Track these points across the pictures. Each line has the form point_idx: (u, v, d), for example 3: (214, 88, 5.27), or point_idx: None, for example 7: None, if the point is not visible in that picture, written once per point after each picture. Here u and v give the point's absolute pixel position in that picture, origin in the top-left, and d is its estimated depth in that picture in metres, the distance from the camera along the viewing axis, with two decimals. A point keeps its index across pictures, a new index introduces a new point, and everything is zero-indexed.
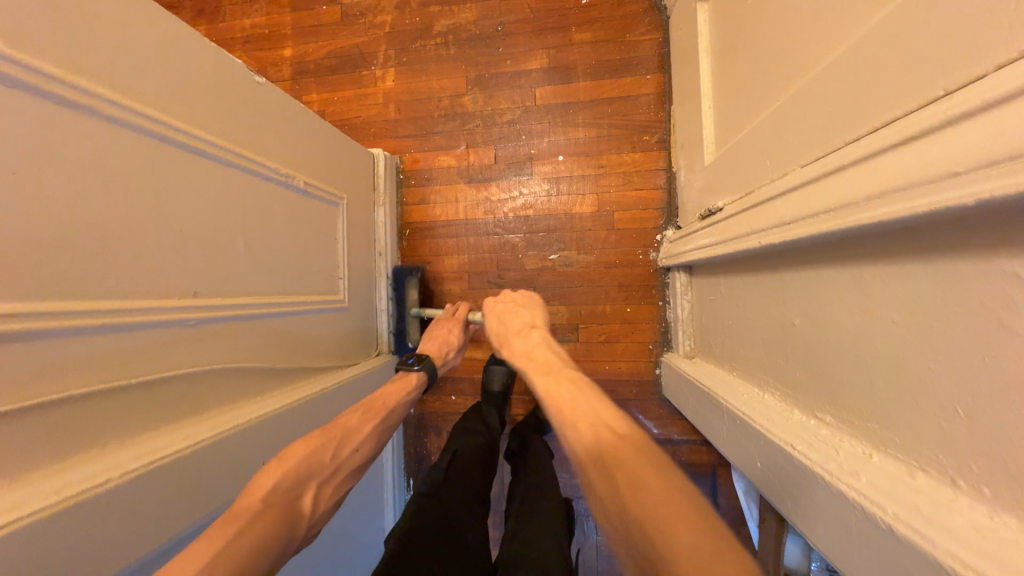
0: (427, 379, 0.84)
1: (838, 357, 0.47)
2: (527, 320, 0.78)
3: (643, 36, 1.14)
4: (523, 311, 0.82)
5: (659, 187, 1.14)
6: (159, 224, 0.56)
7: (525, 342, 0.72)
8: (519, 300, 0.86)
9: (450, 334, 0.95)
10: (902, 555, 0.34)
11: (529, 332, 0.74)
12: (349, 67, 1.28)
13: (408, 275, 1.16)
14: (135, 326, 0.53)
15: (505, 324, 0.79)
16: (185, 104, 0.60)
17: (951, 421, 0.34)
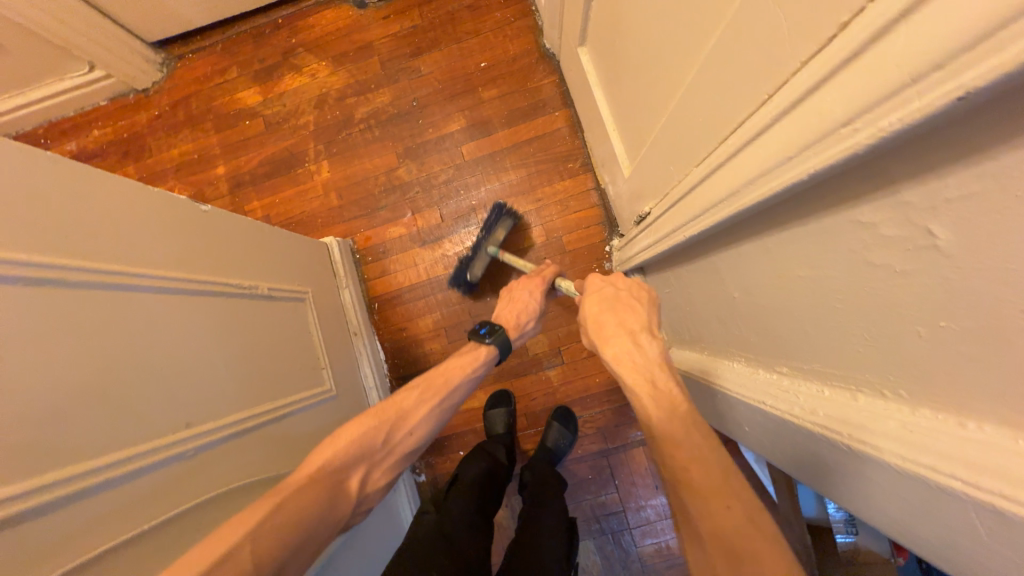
0: (499, 353, 0.84)
1: (776, 315, 0.54)
2: (645, 325, 0.65)
3: (542, 80, 1.28)
4: (639, 306, 0.68)
5: (595, 204, 1.24)
6: (138, 367, 0.57)
7: (641, 351, 0.62)
8: (633, 297, 0.70)
9: (529, 301, 0.92)
10: (866, 468, 0.40)
11: (637, 335, 0.64)
12: (283, 169, 1.35)
13: (504, 213, 1.17)
14: (133, 473, 0.53)
15: (616, 319, 0.67)
16: (138, 250, 0.63)
17: (863, 345, 0.40)
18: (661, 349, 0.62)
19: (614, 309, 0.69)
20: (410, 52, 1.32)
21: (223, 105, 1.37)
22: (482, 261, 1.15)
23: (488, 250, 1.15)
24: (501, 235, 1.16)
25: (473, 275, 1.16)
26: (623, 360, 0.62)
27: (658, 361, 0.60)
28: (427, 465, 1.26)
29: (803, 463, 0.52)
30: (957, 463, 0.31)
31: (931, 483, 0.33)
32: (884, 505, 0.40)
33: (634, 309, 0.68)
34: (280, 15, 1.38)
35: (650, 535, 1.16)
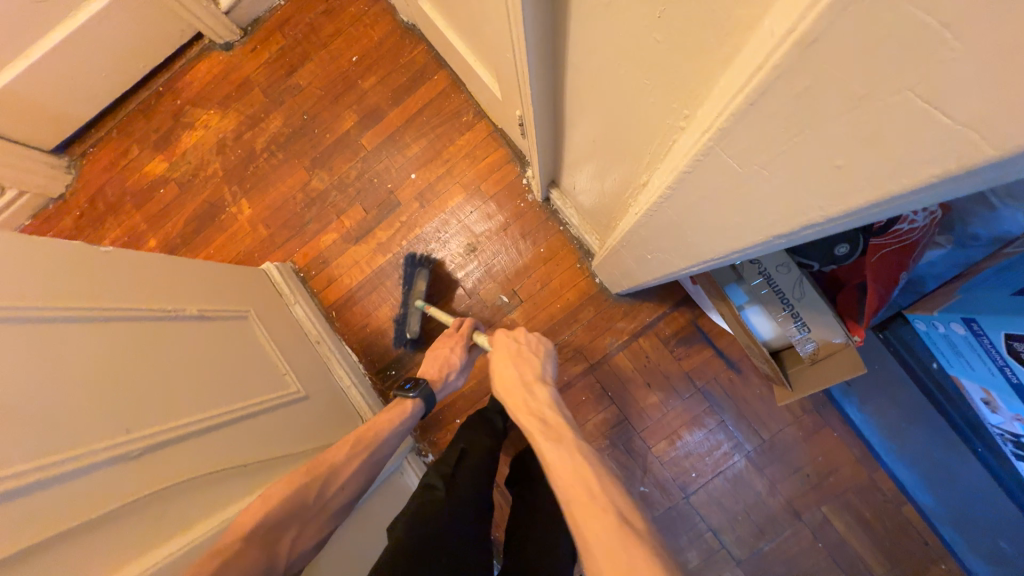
0: (425, 405, 0.86)
1: (619, 121, 0.56)
2: (537, 373, 0.77)
3: (412, 51, 1.32)
4: (530, 359, 0.80)
5: (500, 146, 1.28)
6: (71, 387, 0.60)
7: (534, 395, 0.72)
8: (532, 353, 0.82)
9: (451, 352, 0.95)
10: (684, 200, 0.41)
11: (530, 383, 0.75)
12: (209, 221, 1.38)
13: (416, 266, 1.21)
14: (79, 471, 0.55)
15: (514, 371, 0.78)
16: (53, 289, 0.65)
17: (651, 89, 0.43)
18: (550, 391, 0.73)
19: (514, 364, 0.79)
20: (286, 72, 1.37)
21: (135, 183, 1.42)
22: (413, 316, 1.18)
23: (414, 306, 1.19)
24: (420, 287, 1.19)
25: (412, 332, 1.19)
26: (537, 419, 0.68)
27: (547, 402, 0.71)
28: (428, 443, 1.27)
29: (682, 250, 0.53)
30: (704, 124, 0.33)
31: (697, 160, 0.34)
32: (715, 228, 0.41)
33: (529, 361, 0.80)
34: (159, 83, 1.43)
35: (660, 431, 1.15)
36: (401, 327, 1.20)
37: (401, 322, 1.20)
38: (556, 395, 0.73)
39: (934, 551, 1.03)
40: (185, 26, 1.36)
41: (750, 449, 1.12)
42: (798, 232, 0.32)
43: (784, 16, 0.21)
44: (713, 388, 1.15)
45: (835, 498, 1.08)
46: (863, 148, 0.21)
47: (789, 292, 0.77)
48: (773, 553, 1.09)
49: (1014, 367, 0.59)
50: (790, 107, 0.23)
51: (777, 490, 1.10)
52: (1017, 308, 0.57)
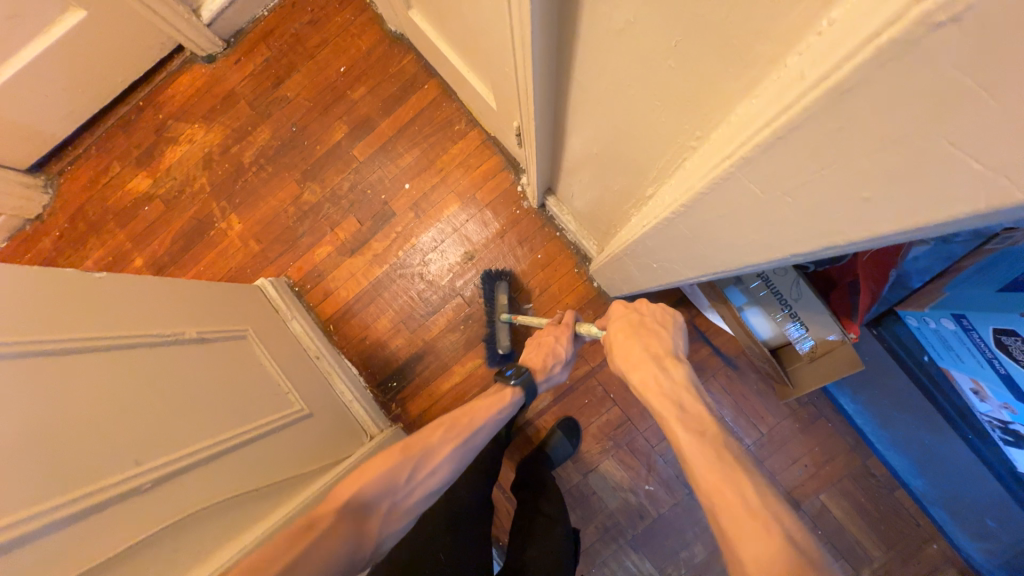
0: (527, 395, 0.78)
1: (624, 136, 0.57)
2: (668, 348, 0.64)
3: (402, 61, 1.32)
4: (656, 332, 0.67)
5: (494, 154, 1.28)
6: (82, 421, 0.59)
7: (666, 374, 0.60)
8: (660, 325, 0.68)
9: (557, 343, 0.87)
10: (698, 217, 0.43)
11: (663, 359, 0.62)
12: (198, 237, 1.35)
13: (495, 279, 1.22)
14: (98, 506, 0.56)
15: (642, 344, 0.65)
16: (53, 322, 0.63)
17: (661, 110, 0.44)
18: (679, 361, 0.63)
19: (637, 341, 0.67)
20: (272, 84, 1.35)
21: (117, 201, 1.37)
22: (504, 330, 1.17)
23: (503, 319, 1.18)
24: (503, 299, 1.19)
25: (505, 346, 1.18)
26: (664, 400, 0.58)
27: (683, 384, 0.58)
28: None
29: (690, 262, 0.54)
30: (721, 150, 0.34)
31: (715, 183, 0.36)
32: (729, 244, 0.42)
33: (655, 334, 0.67)
34: (139, 97, 1.39)
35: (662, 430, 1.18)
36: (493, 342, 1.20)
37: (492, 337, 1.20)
38: (694, 379, 0.60)
39: (926, 532, 1.08)
40: (164, 38, 1.32)
41: (750, 443, 1.15)
42: (817, 251, 0.34)
43: (818, 60, 0.22)
44: (713, 385, 1.18)
45: (832, 486, 1.12)
46: (890, 183, 0.23)
47: (786, 292, 0.80)
48: None
49: (1002, 359, 0.63)
50: (820, 142, 0.25)
51: (778, 481, 1.13)
52: (1004, 306, 0.60)
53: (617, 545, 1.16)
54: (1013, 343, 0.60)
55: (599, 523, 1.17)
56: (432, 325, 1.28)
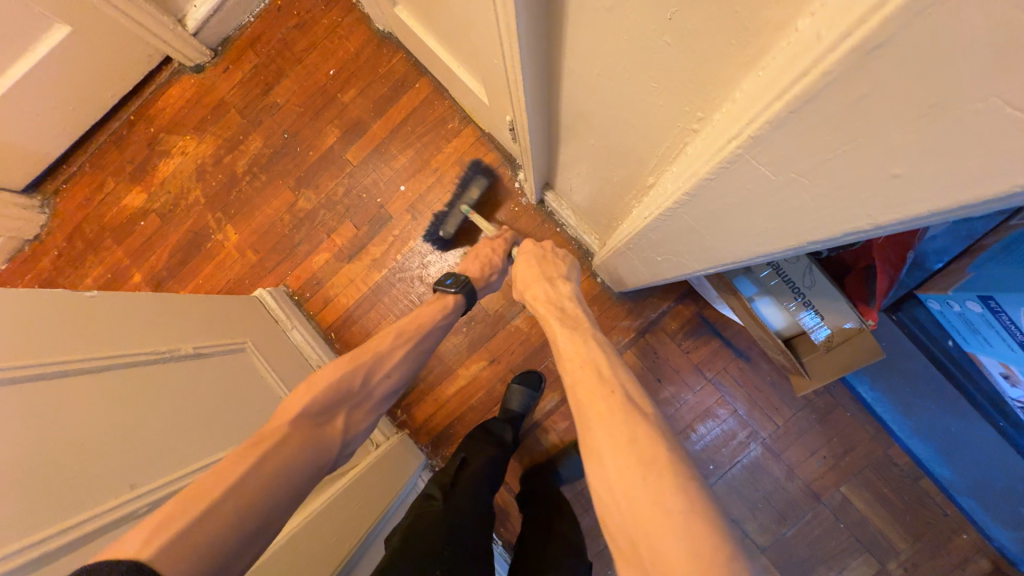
0: (465, 300, 0.88)
1: (622, 124, 0.54)
2: (560, 274, 0.81)
3: (391, 60, 1.29)
4: (554, 261, 0.83)
5: (489, 150, 1.25)
6: (77, 444, 0.57)
7: (554, 290, 0.77)
8: (558, 258, 0.85)
9: (494, 255, 0.96)
10: (703, 205, 0.40)
11: (554, 280, 0.79)
12: (195, 250, 1.34)
13: (476, 174, 1.21)
14: (96, 532, 0.53)
15: (539, 271, 0.80)
16: (44, 343, 0.62)
17: (660, 93, 0.41)
18: (570, 287, 0.77)
19: (537, 264, 0.83)
20: (261, 91, 1.33)
21: (114, 218, 1.36)
22: (455, 217, 1.18)
23: (460, 207, 1.18)
24: (473, 192, 1.18)
25: (448, 230, 1.18)
26: (573, 337, 0.64)
27: (566, 295, 0.75)
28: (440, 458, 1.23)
29: (697, 253, 0.51)
30: (725, 132, 0.31)
31: (722, 168, 0.33)
32: (739, 233, 0.39)
33: (554, 264, 0.84)
34: (129, 111, 1.38)
35: (674, 426, 1.15)
36: (438, 224, 1.20)
37: (442, 218, 1.19)
38: (578, 292, 0.76)
39: (954, 521, 1.04)
40: (152, 51, 1.31)
41: (766, 437, 1.11)
42: (837, 238, 0.31)
43: (836, 18, 0.19)
44: (724, 378, 1.14)
45: (853, 477, 1.08)
46: (928, 156, 0.20)
47: (799, 281, 0.76)
48: (796, 538, 1.09)
49: None
50: (840, 115, 0.22)
51: (796, 474, 1.10)
52: None
53: None
54: None
55: None
56: None
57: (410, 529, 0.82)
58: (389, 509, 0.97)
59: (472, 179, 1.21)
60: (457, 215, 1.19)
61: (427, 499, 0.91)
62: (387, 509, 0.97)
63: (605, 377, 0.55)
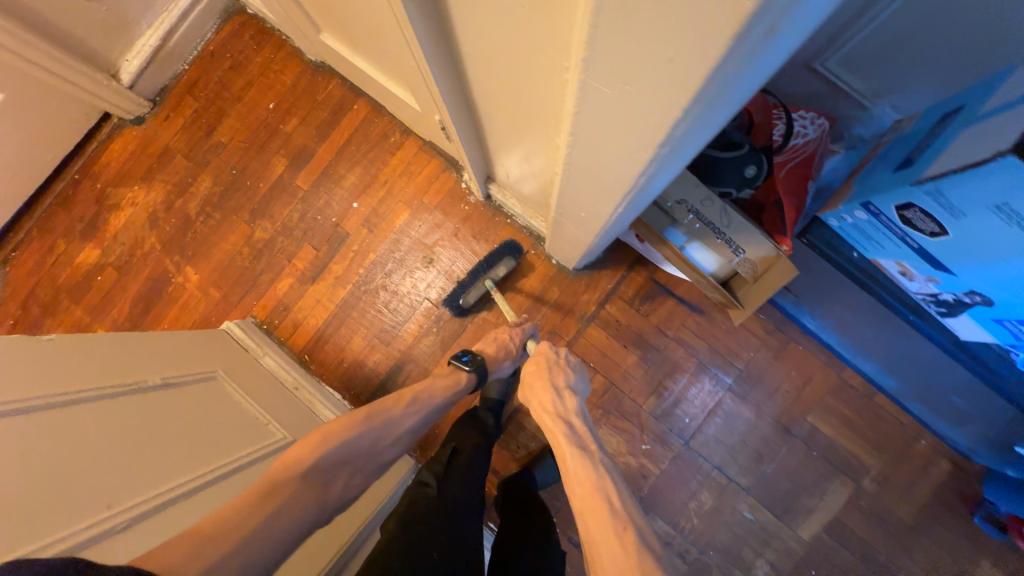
0: (477, 381, 0.86)
1: (521, 96, 0.61)
2: (567, 383, 0.74)
3: (327, 87, 1.35)
4: (554, 372, 0.75)
5: (433, 157, 1.32)
6: (48, 471, 0.59)
7: (562, 401, 0.70)
8: (565, 364, 0.78)
9: (511, 342, 0.92)
10: (584, 142, 0.46)
11: (561, 390, 0.72)
12: (156, 296, 1.34)
13: (508, 253, 1.23)
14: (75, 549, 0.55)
15: (544, 380, 0.73)
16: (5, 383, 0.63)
17: (534, 54, 0.47)
18: (578, 402, 0.71)
19: (541, 372, 0.75)
20: (205, 133, 1.37)
21: (69, 278, 1.36)
22: (476, 290, 1.21)
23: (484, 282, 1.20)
24: (500, 271, 1.21)
25: (468, 300, 1.22)
26: (582, 464, 0.60)
27: (574, 411, 0.68)
28: (422, 451, 1.24)
29: (604, 196, 0.58)
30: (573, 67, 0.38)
31: (579, 96, 0.39)
32: (617, 160, 0.45)
33: (562, 371, 0.77)
34: (74, 170, 1.39)
35: (646, 387, 1.20)
36: (460, 291, 1.24)
37: (464, 287, 1.23)
38: (586, 412, 0.70)
39: (911, 430, 1.12)
40: (88, 108, 1.33)
41: (731, 381, 1.18)
42: (675, 138, 0.37)
43: None
44: (685, 334, 1.20)
45: (816, 406, 1.15)
46: (680, 34, 0.26)
47: (717, 221, 0.83)
48: (775, 473, 1.14)
49: (912, 235, 0.68)
50: (620, 20, 0.28)
51: (764, 412, 1.16)
52: (897, 183, 0.65)
53: None
54: (914, 215, 0.65)
55: None
56: (404, 334, 1.28)
57: (397, 516, 0.84)
58: (383, 501, 0.98)
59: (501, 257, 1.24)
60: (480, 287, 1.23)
61: (421, 486, 0.91)
62: (381, 500, 0.98)
63: (616, 511, 0.54)
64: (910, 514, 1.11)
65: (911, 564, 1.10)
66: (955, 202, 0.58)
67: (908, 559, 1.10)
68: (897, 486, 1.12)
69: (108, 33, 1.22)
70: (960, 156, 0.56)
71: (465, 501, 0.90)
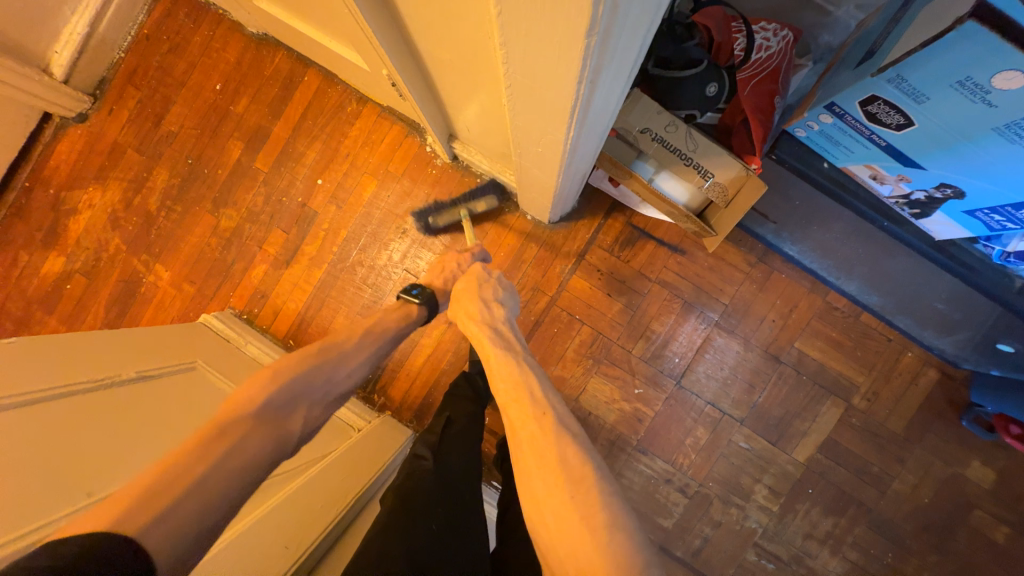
0: (427, 313, 0.84)
1: (455, 24, 0.57)
2: (496, 296, 0.76)
3: (274, 60, 1.29)
4: (479, 286, 0.77)
5: (393, 123, 1.27)
6: (21, 464, 0.58)
7: (491, 311, 0.74)
8: (492, 278, 0.79)
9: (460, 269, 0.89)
10: (518, 49, 0.43)
11: (490, 303, 0.75)
12: (130, 297, 1.30)
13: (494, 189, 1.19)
14: None
15: (470, 293, 0.76)
16: None
17: None
18: (505, 312, 0.75)
19: (471, 284, 0.77)
20: (153, 124, 1.31)
21: (37, 289, 1.32)
22: (450, 217, 1.18)
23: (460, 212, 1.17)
24: (480, 207, 1.18)
25: (437, 223, 1.19)
26: (507, 362, 0.63)
27: (499, 318, 0.73)
28: (417, 421, 1.25)
29: (552, 120, 0.55)
30: None
31: None
32: (554, 65, 0.42)
33: (490, 284, 0.78)
34: (22, 177, 1.33)
35: (634, 332, 1.19)
36: (432, 211, 1.19)
37: (438, 207, 1.19)
38: (513, 321, 0.74)
39: (898, 343, 1.13)
40: (27, 110, 1.26)
41: (717, 316, 1.18)
42: (602, 18, 0.34)
43: None
44: (667, 274, 1.19)
45: (803, 331, 1.15)
46: None
47: (683, 146, 0.81)
48: (768, 402, 1.16)
49: (878, 132, 0.69)
50: None
51: (752, 343, 1.17)
52: (859, 76, 0.64)
53: (627, 456, 1.17)
54: (878, 109, 0.65)
55: (603, 439, 1.18)
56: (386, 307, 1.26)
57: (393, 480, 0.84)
58: (381, 468, 0.98)
59: (484, 192, 1.19)
60: (451, 214, 1.19)
61: (417, 460, 0.86)
62: (379, 468, 0.98)
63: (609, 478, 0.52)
64: (901, 427, 1.13)
65: (905, 474, 1.12)
66: (917, 86, 0.58)
67: (901, 468, 1.13)
68: (887, 400, 1.14)
69: (30, 23, 1.15)
70: (917, 34, 0.55)
71: (466, 461, 0.88)
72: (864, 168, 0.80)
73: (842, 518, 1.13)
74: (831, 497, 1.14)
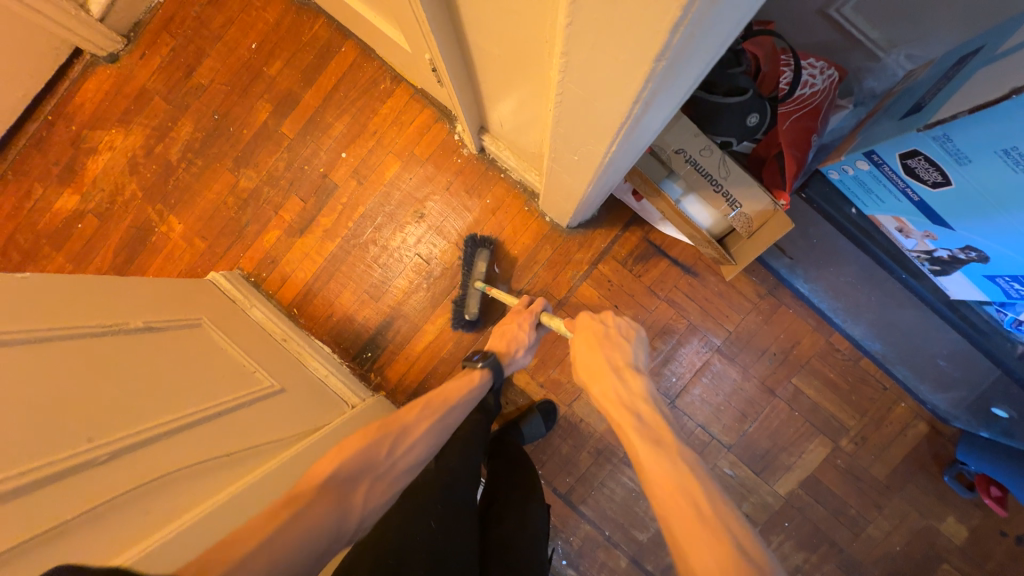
0: (494, 376, 0.85)
1: (513, 23, 0.57)
2: (627, 360, 0.71)
3: (313, 27, 1.28)
4: (608, 342, 0.73)
5: (424, 106, 1.26)
6: (27, 401, 0.58)
7: (626, 386, 0.66)
8: (621, 337, 0.75)
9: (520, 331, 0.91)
10: (578, 63, 0.43)
11: (621, 370, 0.68)
12: (140, 246, 1.30)
13: (478, 246, 1.20)
14: (55, 476, 0.55)
15: (606, 357, 0.71)
16: None
17: None
18: (644, 382, 0.67)
19: (599, 345, 0.73)
20: (184, 74, 1.30)
21: (47, 224, 1.31)
22: (474, 297, 1.16)
23: (477, 285, 1.16)
24: (482, 266, 1.18)
25: (471, 311, 1.16)
26: (657, 457, 0.55)
27: (642, 395, 0.65)
28: None
29: (595, 132, 0.55)
30: None
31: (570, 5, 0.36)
32: (611, 83, 0.43)
33: (615, 345, 0.73)
34: (46, 111, 1.32)
35: None
36: (461, 306, 1.19)
37: (461, 300, 1.18)
38: (652, 388, 0.67)
39: (893, 393, 1.14)
40: (59, 43, 1.26)
41: (720, 342, 1.18)
42: (672, 48, 0.35)
43: None
44: (676, 293, 1.20)
45: (801, 368, 1.16)
46: None
47: (715, 172, 0.82)
48: (757, 432, 1.17)
49: (913, 186, 0.70)
50: None
51: (750, 373, 1.18)
52: (904, 129, 0.66)
53: (613, 465, 1.19)
54: (917, 164, 0.67)
55: (591, 447, 1.19)
56: (393, 288, 1.26)
57: None
58: None
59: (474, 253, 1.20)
60: (475, 295, 1.17)
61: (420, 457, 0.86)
62: None
63: None
64: (884, 474, 1.15)
65: (881, 519, 1.14)
66: (961, 148, 0.60)
67: (878, 514, 1.14)
68: (874, 446, 1.15)
69: None
70: (973, 97, 0.57)
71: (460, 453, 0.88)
72: (891, 219, 0.80)
73: (813, 554, 1.15)
74: (805, 532, 1.15)
